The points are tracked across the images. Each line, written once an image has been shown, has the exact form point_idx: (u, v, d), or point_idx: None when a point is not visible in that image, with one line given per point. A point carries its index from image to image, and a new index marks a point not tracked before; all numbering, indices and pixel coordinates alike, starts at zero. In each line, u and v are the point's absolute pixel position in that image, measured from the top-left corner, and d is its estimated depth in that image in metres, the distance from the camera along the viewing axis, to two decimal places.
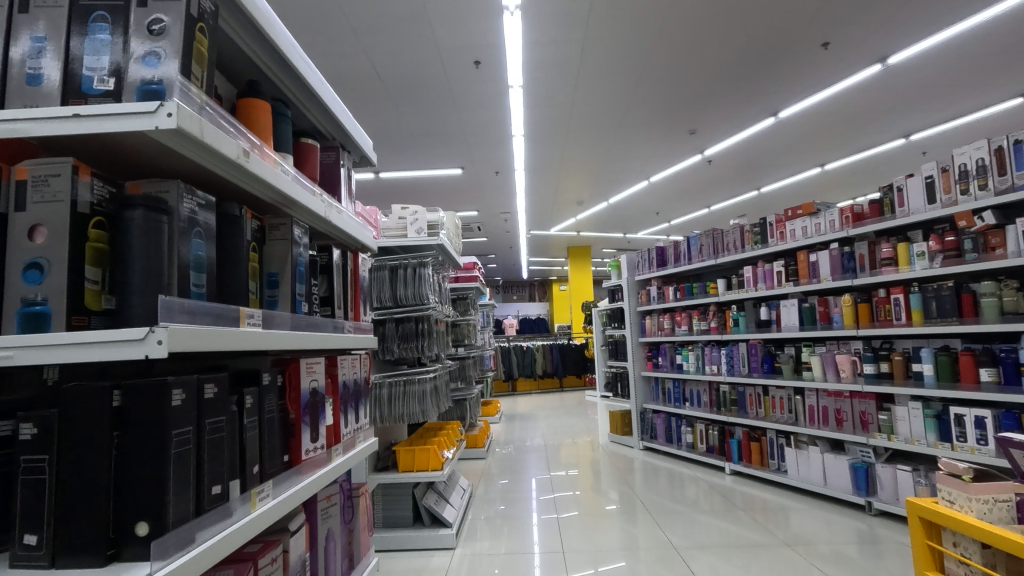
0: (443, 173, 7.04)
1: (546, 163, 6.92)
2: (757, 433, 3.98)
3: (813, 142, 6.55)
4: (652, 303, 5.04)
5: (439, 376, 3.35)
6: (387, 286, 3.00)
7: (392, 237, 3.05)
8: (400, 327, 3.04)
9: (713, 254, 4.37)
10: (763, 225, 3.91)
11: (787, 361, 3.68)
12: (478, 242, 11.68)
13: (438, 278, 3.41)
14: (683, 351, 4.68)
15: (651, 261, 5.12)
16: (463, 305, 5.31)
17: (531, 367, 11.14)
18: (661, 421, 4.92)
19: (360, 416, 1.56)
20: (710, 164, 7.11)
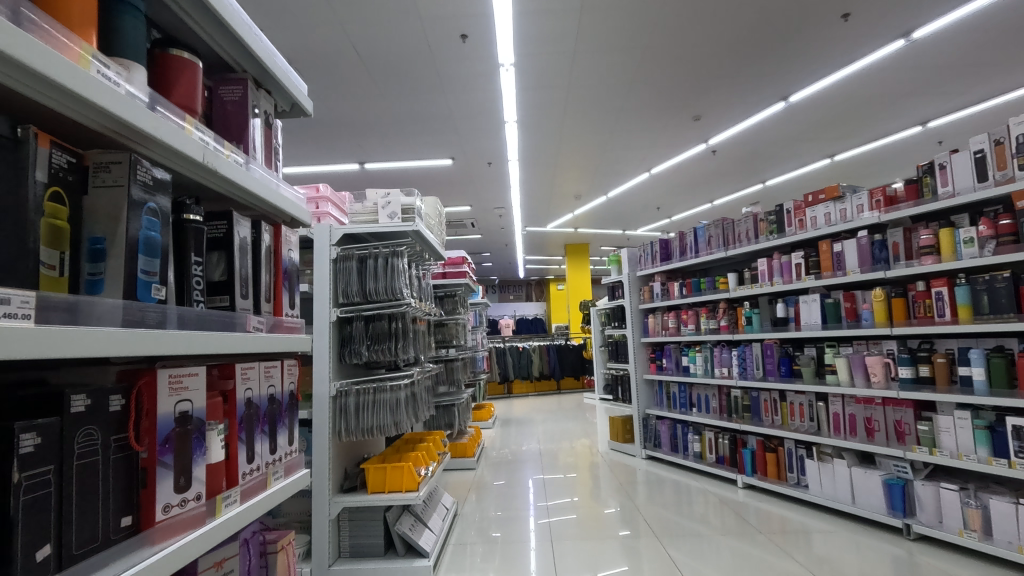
0: (433, 163, 6.65)
1: (541, 153, 6.54)
2: (773, 443, 3.59)
3: (825, 130, 6.18)
4: (656, 300, 4.67)
5: (418, 383, 2.97)
6: (356, 279, 2.61)
7: (362, 223, 2.67)
8: (371, 326, 2.65)
9: (723, 246, 3.99)
10: (780, 213, 3.52)
11: (808, 363, 3.30)
12: (473, 239, 11.29)
13: (417, 271, 3.02)
14: (690, 353, 4.30)
15: (655, 255, 4.75)
16: (451, 303, 4.92)
17: (527, 368, 10.73)
18: (666, 428, 4.55)
19: (282, 445, 1.16)
20: (715, 153, 6.73)
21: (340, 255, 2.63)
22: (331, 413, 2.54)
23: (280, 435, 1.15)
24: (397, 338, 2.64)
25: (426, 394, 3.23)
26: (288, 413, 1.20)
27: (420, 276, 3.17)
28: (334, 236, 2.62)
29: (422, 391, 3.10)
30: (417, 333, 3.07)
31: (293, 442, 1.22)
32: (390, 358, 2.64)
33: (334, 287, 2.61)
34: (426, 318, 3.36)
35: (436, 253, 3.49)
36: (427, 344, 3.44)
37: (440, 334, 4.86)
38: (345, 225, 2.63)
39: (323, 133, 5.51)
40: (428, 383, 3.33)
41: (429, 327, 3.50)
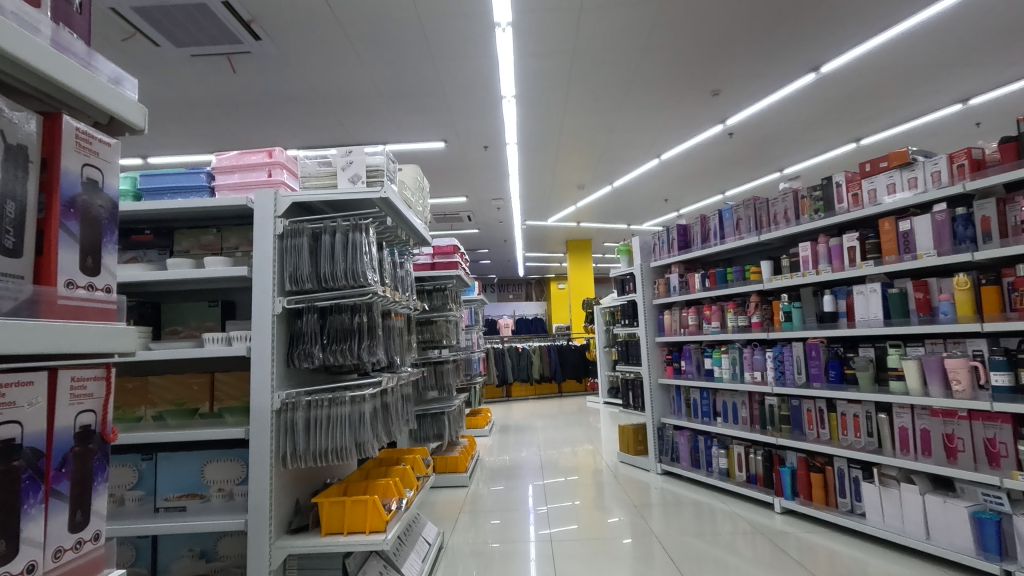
0: (424, 147, 6.10)
1: (541, 136, 5.99)
2: (818, 460, 3.02)
3: (855, 108, 5.63)
4: (672, 294, 4.12)
5: (392, 391, 2.40)
6: (308, 260, 2.04)
7: (315, 189, 2.10)
8: (329, 320, 2.09)
9: (755, 230, 3.44)
10: (828, 187, 2.96)
11: (865, 367, 2.72)
12: (470, 234, 10.71)
13: (389, 254, 2.46)
14: (714, 354, 3.74)
15: (671, 243, 4.21)
16: (440, 297, 4.35)
17: (526, 370, 10.15)
18: (684, 440, 3.98)
19: (33, 543, 0.60)
20: (731, 137, 6.18)
21: (289, 230, 2.06)
22: (275, 433, 1.96)
23: (23, 525, 0.59)
24: (361, 335, 2.08)
25: (403, 404, 2.68)
26: (52, 478, 0.64)
27: (395, 261, 2.62)
28: (281, 204, 2.06)
29: (398, 402, 2.54)
30: (391, 331, 2.51)
31: (74, 529, 0.66)
32: (353, 361, 2.08)
33: (280, 270, 2.05)
34: (404, 315, 2.81)
35: (417, 238, 2.94)
36: (408, 346, 2.88)
37: (428, 333, 4.29)
38: (296, 191, 2.07)
39: (300, 110, 4.98)
40: (408, 390, 2.79)
41: (409, 325, 2.94)
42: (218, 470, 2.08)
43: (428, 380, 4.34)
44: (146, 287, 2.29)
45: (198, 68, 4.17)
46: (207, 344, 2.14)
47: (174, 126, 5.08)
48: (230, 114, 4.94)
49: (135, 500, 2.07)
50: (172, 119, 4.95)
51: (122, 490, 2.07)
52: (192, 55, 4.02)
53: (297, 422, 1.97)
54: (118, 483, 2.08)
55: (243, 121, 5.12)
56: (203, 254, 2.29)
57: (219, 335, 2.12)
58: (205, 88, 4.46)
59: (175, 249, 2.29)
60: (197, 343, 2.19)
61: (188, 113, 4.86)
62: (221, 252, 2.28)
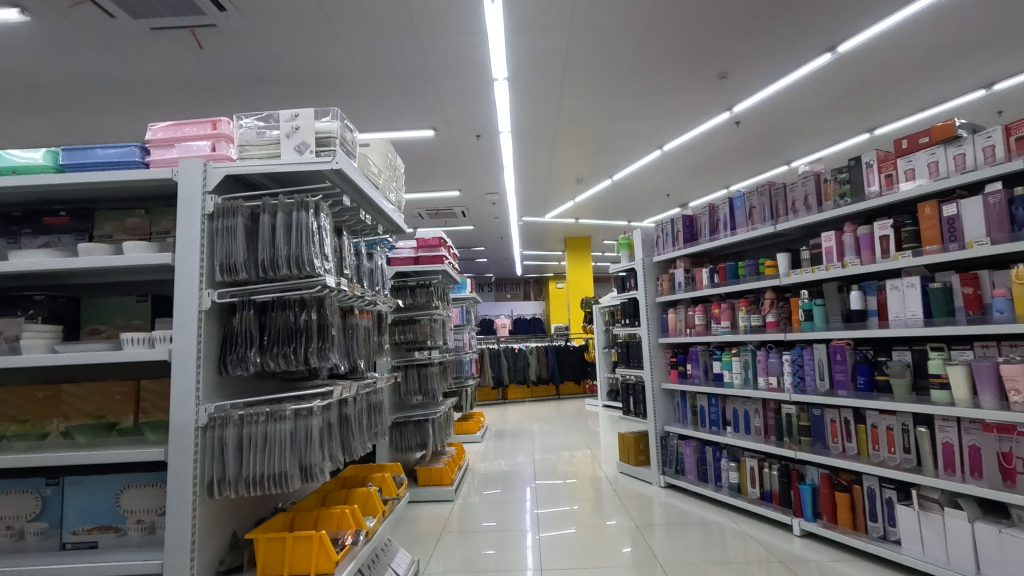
0: (412, 136, 5.76)
1: (537, 124, 5.66)
2: (841, 477, 2.68)
3: (870, 93, 5.30)
4: (677, 292, 3.79)
5: (353, 401, 2.06)
6: (243, 245, 1.69)
7: (254, 160, 1.74)
8: (270, 317, 1.73)
9: (770, 218, 3.09)
10: (856, 168, 2.61)
11: (901, 374, 2.37)
12: (465, 231, 10.36)
13: (350, 240, 2.12)
14: (723, 357, 3.40)
15: (676, 236, 3.87)
16: (424, 294, 4.00)
17: (523, 372, 9.80)
18: (690, 450, 3.63)
19: None
20: (737, 125, 5.84)
21: (221, 208, 1.71)
22: (199, 456, 1.60)
23: None
24: (308, 335, 1.73)
25: (371, 415, 2.33)
26: None
27: (359, 250, 2.28)
28: (211, 178, 1.71)
29: (363, 413, 2.19)
30: (354, 329, 2.17)
31: None
32: (299, 367, 1.73)
33: (210, 258, 1.70)
34: (374, 313, 2.47)
35: (388, 224, 2.59)
36: (379, 348, 2.53)
37: (410, 333, 3.93)
38: (230, 162, 1.72)
39: (277, 92, 4.65)
40: (379, 398, 2.44)
41: (382, 324, 2.60)
42: (136, 498, 1.72)
43: (410, 384, 3.99)
44: (62, 278, 1.95)
45: (161, 43, 3.82)
46: (125, 346, 1.78)
47: (142, 110, 4.75)
48: (202, 96, 4.61)
49: (37, 533, 1.71)
50: (140, 102, 4.63)
51: (20, 522, 1.71)
52: (152, 29, 3.68)
53: (228, 442, 1.62)
54: (17, 513, 1.72)
55: (216, 104, 4.78)
56: (128, 240, 1.94)
57: (140, 336, 1.76)
58: (171, 67, 4.13)
59: (96, 233, 1.95)
60: (115, 344, 1.84)
61: (156, 95, 4.52)
62: (151, 237, 1.93)
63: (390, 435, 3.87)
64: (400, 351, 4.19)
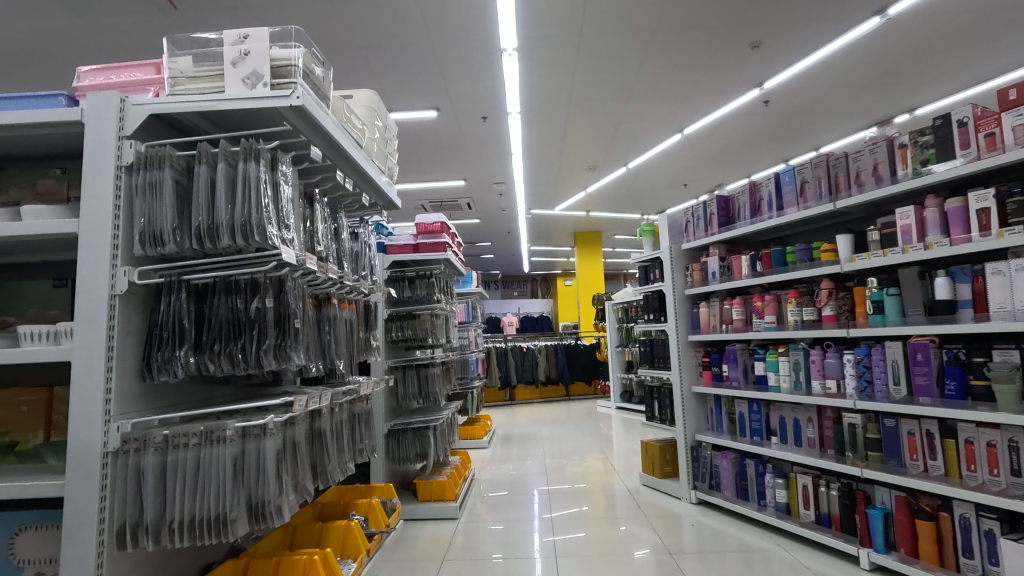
0: (413, 117, 5.35)
1: (548, 103, 5.23)
2: (921, 501, 2.24)
3: (916, 66, 4.81)
4: (711, 283, 3.35)
5: (327, 413, 1.63)
6: (172, 207, 1.25)
7: (189, 95, 1.30)
8: (208, 303, 1.29)
9: (828, 194, 2.64)
10: (943, 128, 2.15)
11: (1008, 379, 1.90)
12: (471, 224, 9.95)
13: (325, 210, 1.69)
14: (769, 357, 2.95)
15: (709, 220, 3.43)
16: (426, 286, 3.57)
17: (531, 372, 9.37)
18: (726, 463, 3.18)
19: None
20: (767, 104, 5.38)
21: (144, 157, 1.27)
22: (106, 492, 1.17)
23: None
24: (260, 329, 1.30)
25: (355, 428, 1.91)
26: None
27: (339, 223, 1.85)
28: (130, 118, 1.28)
29: (342, 427, 1.76)
30: (331, 323, 1.74)
31: None
32: (247, 373, 1.30)
33: (128, 226, 1.26)
34: (361, 304, 2.04)
35: (378, 197, 2.16)
36: (369, 345, 2.11)
37: (409, 329, 3.51)
38: (156, 98, 1.29)
39: None
40: (368, 406, 2.02)
41: (373, 317, 2.17)
42: (33, 544, 1.30)
43: (409, 387, 3.58)
44: None
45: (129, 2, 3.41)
46: (23, 342, 1.34)
47: None
48: None
49: None
50: None
51: None
52: None
53: (146, 473, 1.18)
54: None
55: None
56: (39, 207, 1.51)
57: (42, 330, 1.31)
58: (145, 32, 3.72)
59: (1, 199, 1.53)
60: (17, 341, 1.41)
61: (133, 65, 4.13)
62: (69, 203, 1.51)
63: (386, 444, 3.45)
64: (398, 350, 3.78)
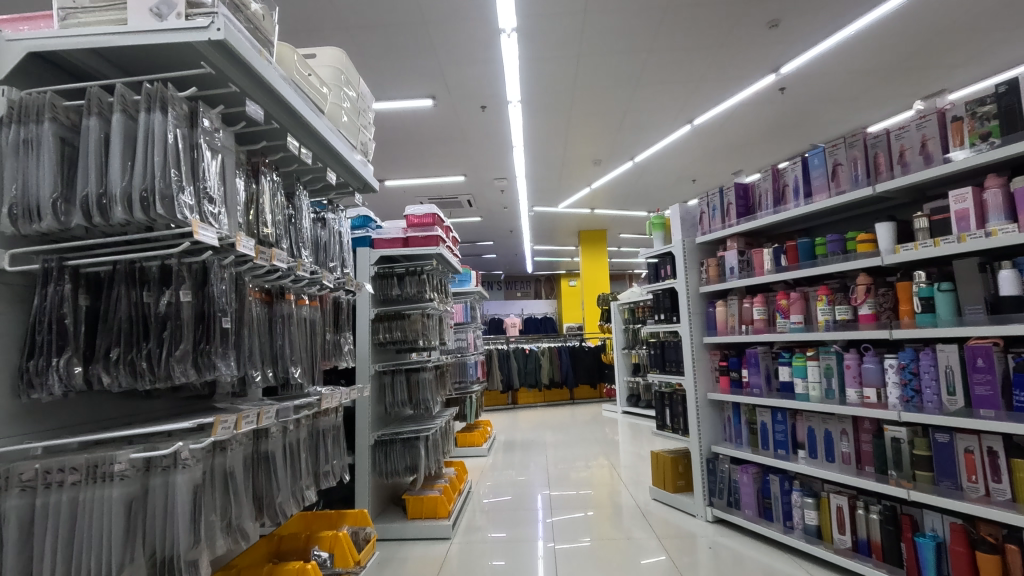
0: (408, 106, 5.06)
1: (550, 90, 4.94)
2: (981, 530, 1.93)
3: (945, 49, 4.50)
4: (730, 279, 3.05)
5: (275, 433, 1.35)
6: (51, 173, 0.96)
7: (79, 28, 1.00)
8: (103, 297, 1.01)
9: (866, 177, 2.33)
10: (1010, 95, 1.83)
11: None
12: (472, 222, 9.66)
13: (275, 187, 1.41)
14: (796, 361, 2.64)
15: (727, 210, 3.13)
16: (416, 283, 3.28)
17: (535, 375, 9.06)
18: (747, 478, 2.86)
19: None
20: (783, 92, 5.07)
21: (18, 109, 0.98)
22: None
23: None
24: (172, 330, 1.01)
25: (318, 447, 1.63)
26: None
27: (296, 204, 1.56)
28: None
29: (299, 447, 1.48)
30: (285, 323, 1.45)
31: None
32: (155, 387, 1.01)
33: None
34: (328, 300, 1.76)
35: (348, 175, 1.86)
36: (339, 348, 1.82)
37: (398, 331, 3.22)
38: (37, 31, 1.00)
39: None
40: (335, 420, 1.74)
41: (345, 315, 1.88)
42: None
43: (398, 394, 3.30)
44: None
45: None
46: None
47: None
48: None
49: None
50: None
51: None
52: None
53: (7, 523, 0.88)
54: None
55: None
56: None
57: None
58: None
59: None
60: None
61: None
62: None
63: (373, 456, 3.16)
64: (387, 352, 3.49)
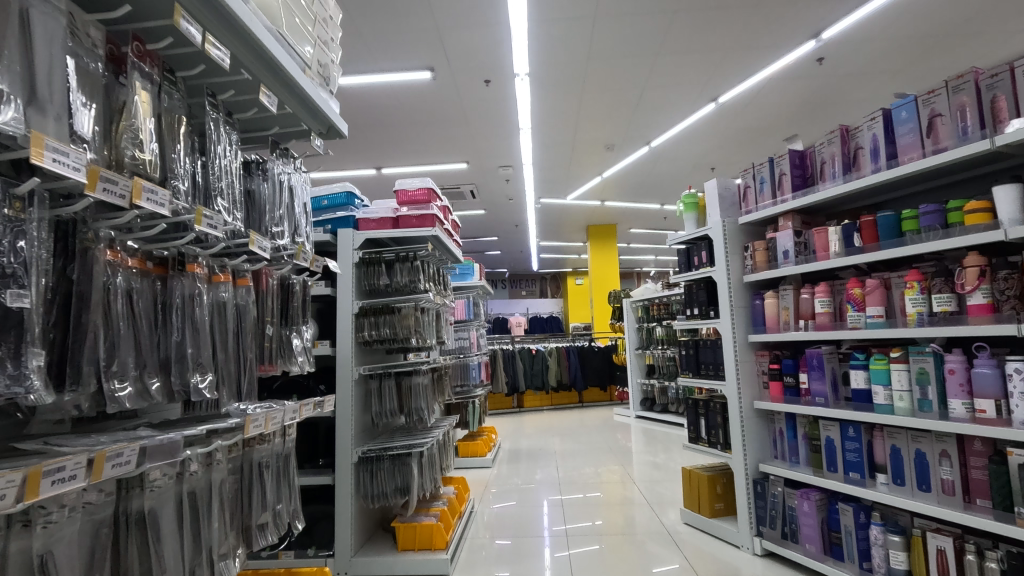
0: (404, 80, 4.58)
1: (560, 61, 4.44)
2: None
3: (1010, 11, 3.96)
4: (784, 265, 2.54)
5: (159, 482, 0.86)
6: None
7: None
8: None
9: (975, 128, 1.82)
10: None
11: None
12: (476, 215, 9.17)
13: (161, 97, 0.92)
14: (877, 363, 2.13)
15: (779, 182, 2.62)
16: (409, 270, 2.76)
17: (542, 377, 8.55)
18: (808, 507, 2.35)
19: None
20: (820, 62, 4.55)
21: None
22: None
23: None
24: None
25: (246, 491, 1.12)
26: None
27: (209, 133, 1.06)
28: None
29: (209, 497, 0.98)
30: (182, 307, 0.95)
31: None
32: None
33: None
34: (270, 280, 1.26)
35: (298, 107, 1.34)
36: (287, 348, 1.32)
37: (387, 328, 2.71)
38: None
39: None
40: (277, 450, 1.23)
41: (298, 303, 1.38)
42: None
43: (386, 403, 2.79)
44: None
45: None
46: None
47: None
48: None
49: None
50: None
51: None
52: None
53: None
54: None
55: None
56: None
57: None
58: None
59: None
60: None
61: None
62: None
63: (356, 477, 2.65)
64: (374, 352, 3.00)
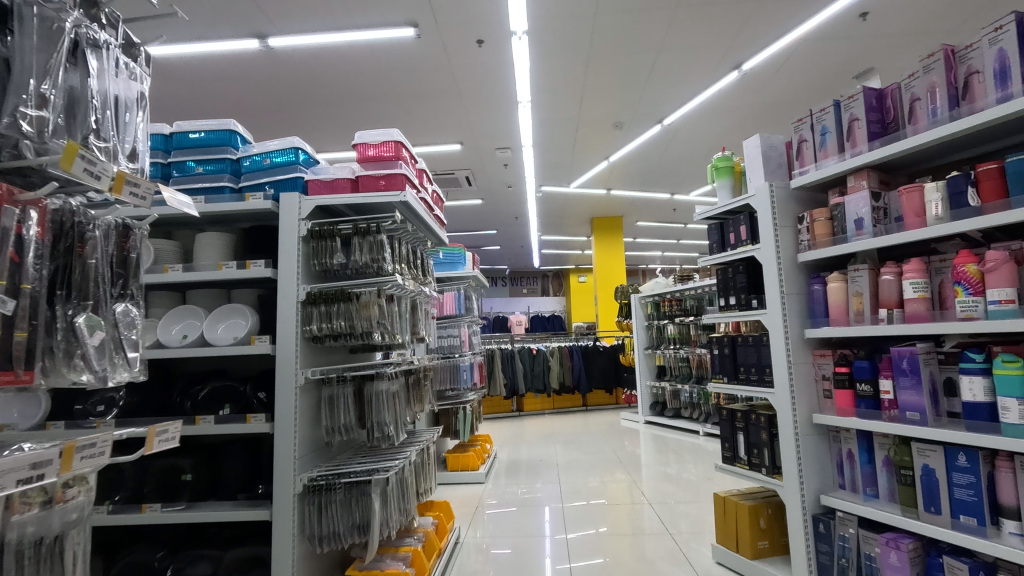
0: (383, 40, 3.99)
1: (563, 17, 3.85)
2: None
3: None
4: (862, 237, 1.93)
5: None
6: None
7: None
8: None
9: None
10: None
11: None
12: (474, 205, 8.56)
13: None
14: (1007, 367, 1.51)
15: (848, 131, 2.02)
16: (369, 244, 2.14)
17: (543, 379, 7.95)
18: (898, 560, 1.74)
19: None
20: (866, 16, 3.94)
21: None
22: None
23: None
24: None
25: None
26: None
27: None
28: None
29: None
30: None
31: None
32: None
33: None
34: (9, 208, 0.82)
35: None
36: (64, 343, 0.90)
37: (342, 320, 2.11)
38: None
39: None
40: (16, 532, 0.83)
41: (96, 259, 0.99)
42: None
43: (342, 416, 2.18)
44: None
45: None
46: None
47: None
48: None
49: None
50: None
51: None
52: None
53: None
54: None
55: None
56: None
57: None
58: None
59: None
60: None
61: None
62: None
63: (301, 512, 2.07)
64: (330, 351, 2.40)
